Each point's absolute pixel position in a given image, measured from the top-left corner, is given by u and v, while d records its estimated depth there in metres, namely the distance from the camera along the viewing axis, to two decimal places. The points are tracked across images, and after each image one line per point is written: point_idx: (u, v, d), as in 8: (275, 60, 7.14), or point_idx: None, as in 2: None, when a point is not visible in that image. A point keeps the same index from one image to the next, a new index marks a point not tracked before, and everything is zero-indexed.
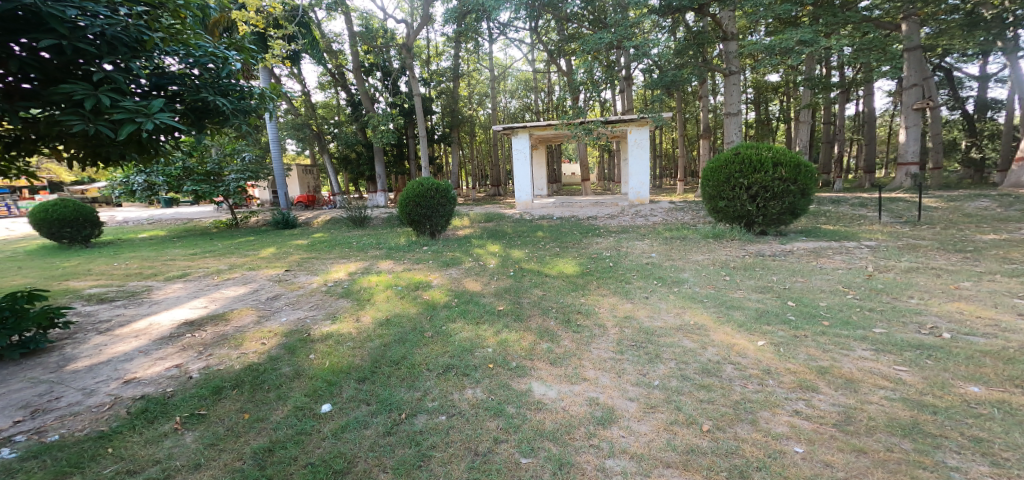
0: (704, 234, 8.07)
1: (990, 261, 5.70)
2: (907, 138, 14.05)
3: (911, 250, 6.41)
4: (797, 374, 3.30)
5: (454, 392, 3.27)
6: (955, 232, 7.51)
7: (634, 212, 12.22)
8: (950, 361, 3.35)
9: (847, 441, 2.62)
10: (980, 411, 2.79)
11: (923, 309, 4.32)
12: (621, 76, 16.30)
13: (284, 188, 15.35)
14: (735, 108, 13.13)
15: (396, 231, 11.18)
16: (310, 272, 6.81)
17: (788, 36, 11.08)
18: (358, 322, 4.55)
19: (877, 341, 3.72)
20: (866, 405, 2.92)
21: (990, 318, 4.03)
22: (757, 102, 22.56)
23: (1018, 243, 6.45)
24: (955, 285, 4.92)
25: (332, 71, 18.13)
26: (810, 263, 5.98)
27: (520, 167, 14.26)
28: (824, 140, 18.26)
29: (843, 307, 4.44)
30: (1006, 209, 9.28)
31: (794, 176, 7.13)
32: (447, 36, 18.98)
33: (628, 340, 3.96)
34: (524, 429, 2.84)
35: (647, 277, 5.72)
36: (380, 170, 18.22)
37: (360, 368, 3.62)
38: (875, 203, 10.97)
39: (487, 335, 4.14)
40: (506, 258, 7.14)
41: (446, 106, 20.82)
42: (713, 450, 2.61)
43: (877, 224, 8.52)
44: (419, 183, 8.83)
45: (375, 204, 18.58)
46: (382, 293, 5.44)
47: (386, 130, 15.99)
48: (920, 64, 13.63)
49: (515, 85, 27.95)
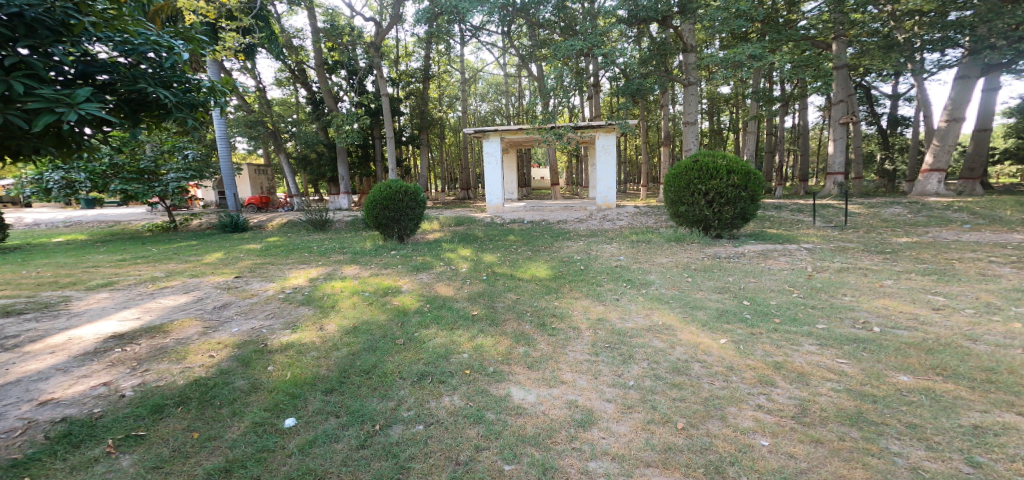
0: (667, 238, 8.44)
1: (906, 261, 6.39)
2: (835, 150, 15.35)
3: (842, 252, 7.04)
4: (757, 370, 3.53)
5: (431, 400, 3.22)
6: (876, 235, 8.34)
7: (601, 216, 12.53)
8: (882, 354, 3.72)
9: (805, 432, 2.82)
10: (911, 399, 3.10)
11: (856, 305, 4.76)
12: (590, 84, 16.67)
13: (233, 189, 14.29)
14: (693, 118, 13.79)
15: (360, 234, 10.83)
16: (265, 278, 6.42)
17: (741, 50, 11.72)
18: (323, 331, 4.34)
19: (820, 336, 4.06)
20: (818, 396, 3.18)
21: (910, 313, 4.52)
22: (711, 112, 23.88)
23: (927, 246, 7.26)
24: (880, 282, 5.47)
25: (292, 68, 17.23)
26: (760, 265, 6.40)
27: (491, 171, 14.21)
28: (767, 149, 19.60)
29: (790, 305, 4.81)
30: (916, 215, 10.42)
31: (744, 183, 7.62)
32: (417, 37, 18.55)
33: (602, 342, 4.06)
34: (506, 435, 2.86)
35: (616, 280, 5.88)
36: (343, 172, 17.42)
37: (327, 379, 3.46)
38: (810, 209, 11.90)
39: (461, 340, 4.08)
40: (478, 262, 7.07)
41: (414, 107, 20.50)
42: (688, 447, 2.73)
43: (813, 228, 9.27)
44: (388, 185, 8.64)
45: (338, 207, 17.73)
46: (349, 299, 5.23)
47: (351, 130, 15.08)
48: (846, 83, 15.02)
49: (484, 89, 27.92)
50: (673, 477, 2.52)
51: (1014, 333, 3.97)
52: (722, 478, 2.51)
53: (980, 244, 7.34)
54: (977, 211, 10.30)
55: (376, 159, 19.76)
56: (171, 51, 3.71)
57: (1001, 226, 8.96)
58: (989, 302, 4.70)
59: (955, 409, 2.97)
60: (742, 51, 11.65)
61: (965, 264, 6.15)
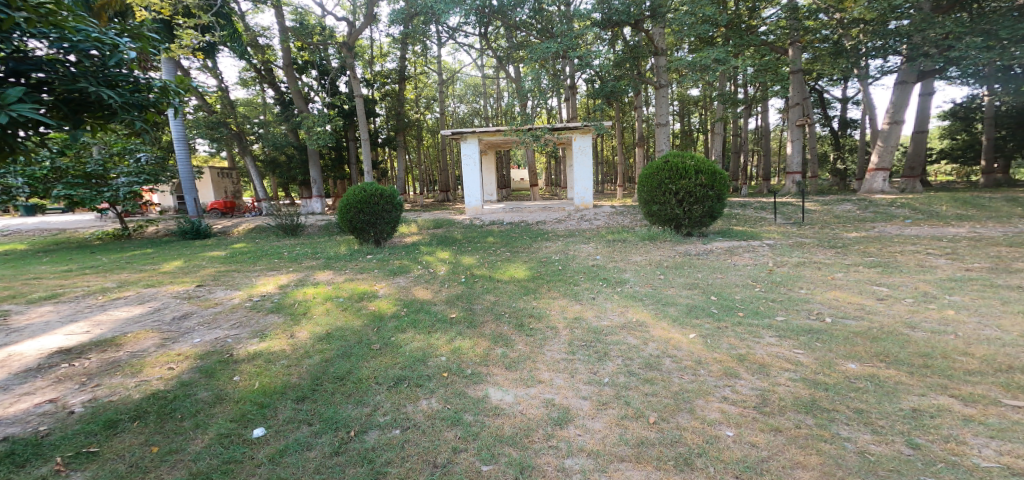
0: (640, 237, 8.62)
1: (855, 255, 6.79)
2: (792, 151, 16.04)
3: (800, 247, 7.40)
4: (723, 363, 3.66)
5: (407, 404, 3.16)
6: (831, 230, 8.80)
7: (579, 216, 12.67)
8: (834, 343, 3.93)
9: (766, 421, 2.94)
10: (858, 385, 3.28)
11: (811, 298, 5.01)
12: (566, 85, 16.80)
13: (192, 194, 13.51)
14: (665, 119, 13.93)
15: (332, 239, 10.53)
16: (230, 286, 6.14)
17: (707, 54, 12.19)
18: (293, 338, 4.19)
19: (779, 328, 4.26)
20: (777, 386, 3.32)
21: (857, 303, 4.81)
22: (682, 113, 24.48)
23: (874, 240, 7.74)
24: (833, 275, 5.78)
25: (258, 68, 16.58)
26: (726, 261, 6.64)
27: (469, 173, 14.09)
28: (733, 150, 20.40)
29: (753, 299, 5.01)
30: (864, 211, 11.07)
31: (712, 183, 7.88)
32: (392, 38, 18.23)
33: (579, 340, 4.10)
34: (483, 436, 2.84)
35: (592, 279, 5.96)
36: (315, 175, 16.92)
37: (298, 387, 3.34)
38: (772, 207, 12.44)
39: (439, 343, 4.03)
40: (456, 265, 7.00)
41: (391, 108, 20.26)
42: (660, 440, 2.79)
43: (775, 225, 9.70)
44: (363, 188, 8.41)
45: (310, 210, 17.25)
46: (321, 306, 5.08)
47: (322, 132, 14.34)
48: (801, 86, 15.52)
49: (462, 90, 27.41)
50: (646, 470, 2.57)
51: (948, 320, 4.28)
52: (689, 468, 2.58)
53: (920, 237, 7.87)
54: (917, 206, 11.06)
55: (351, 161, 19.22)
56: (116, 49, 3.42)
57: (938, 220, 9.67)
58: (926, 292, 5.04)
59: (897, 393, 3.15)
60: (708, 54, 12.11)
61: (907, 257, 6.59)
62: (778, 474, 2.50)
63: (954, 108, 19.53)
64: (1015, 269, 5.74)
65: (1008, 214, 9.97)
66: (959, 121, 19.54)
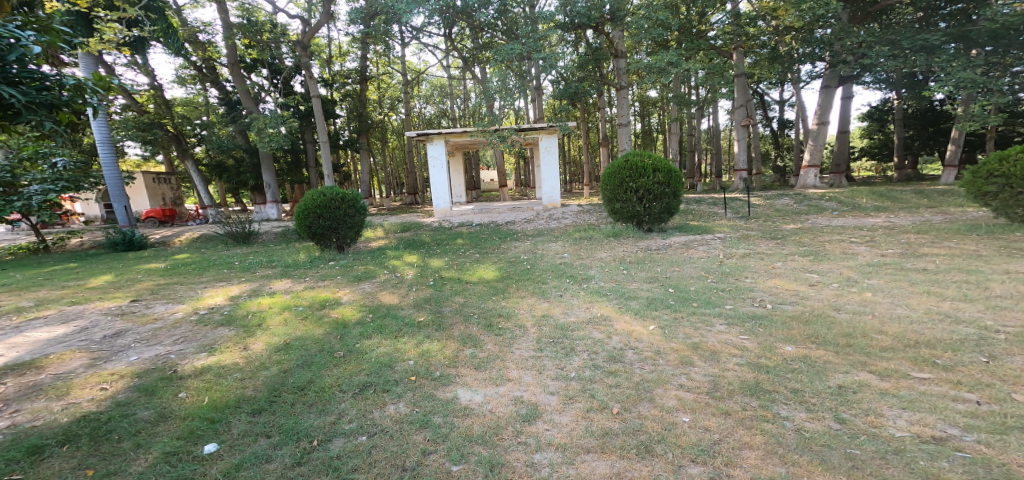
0: (605, 234, 8.85)
1: (793, 245, 7.31)
2: (738, 149, 16.85)
3: (746, 239, 7.87)
4: (679, 352, 3.83)
5: (373, 410, 3.08)
6: (773, 223, 9.41)
7: (547, 215, 12.79)
8: (774, 328, 4.20)
9: (717, 406, 3.09)
10: (794, 366, 3.52)
11: (755, 286, 5.34)
12: (532, 86, 16.87)
13: (123, 201, 12.53)
14: (625, 119, 14.20)
15: (290, 246, 10.05)
16: (172, 299, 5.72)
17: (661, 57, 12.76)
18: (247, 351, 3.96)
19: (728, 315, 4.52)
20: (726, 372, 3.50)
21: (793, 290, 5.18)
22: (643, 115, 25.06)
23: (809, 231, 8.37)
24: (773, 264, 6.20)
25: (199, 65, 15.56)
26: (683, 254, 6.95)
27: (436, 174, 13.83)
28: (687, 150, 21.38)
29: (706, 289, 5.28)
30: (800, 204, 11.95)
31: (668, 180, 8.21)
32: (352, 36, 17.56)
33: (547, 337, 4.15)
34: (452, 437, 2.82)
35: (560, 277, 6.05)
36: (269, 179, 15.95)
37: (254, 400, 3.17)
38: (722, 202, 13.13)
39: (406, 348, 3.95)
40: (424, 268, 6.87)
41: (351, 110, 19.54)
42: (623, 430, 2.88)
43: (725, 220, 10.24)
44: (321, 193, 8.07)
45: (265, 216, 16.33)
46: (279, 316, 4.83)
47: (275, 134, 13.50)
48: (745, 89, 16.00)
49: (429, 91, 26.26)
50: (611, 460, 2.64)
51: (865, 301, 4.72)
52: (651, 455, 2.67)
53: (845, 227, 8.60)
54: (842, 200, 12.07)
55: (310, 164, 18.34)
56: (18, 43, 2.94)
57: (860, 212, 10.62)
58: (849, 277, 5.52)
59: (826, 372, 3.42)
60: (663, 58, 12.67)
61: (834, 245, 7.18)
62: (728, 455, 2.64)
63: (871, 110, 21.51)
64: (921, 253, 6.40)
65: (918, 205, 11.10)
66: (875, 122, 21.55)
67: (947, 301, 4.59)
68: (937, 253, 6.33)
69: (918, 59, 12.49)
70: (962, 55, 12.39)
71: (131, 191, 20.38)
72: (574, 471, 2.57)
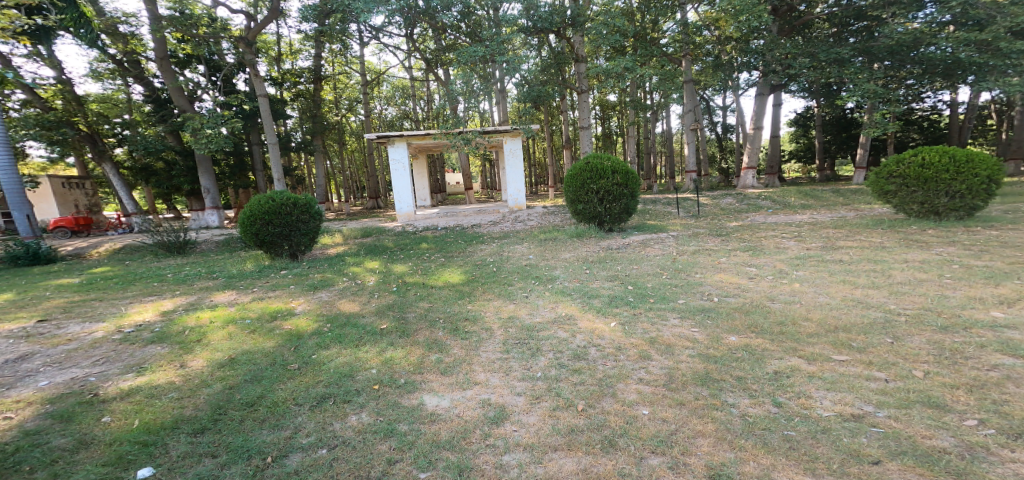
0: (570, 234, 9.04)
1: (737, 241, 7.74)
2: (688, 152, 17.59)
3: (697, 237, 8.26)
4: (637, 347, 3.99)
5: (334, 422, 3.02)
6: (719, 221, 9.92)
7: (513, 217, 12.87)
8: (721, 319, 4.45)
9: (673, 397, 3.25)
10: (736, 355, 3.76)
11: (704, 281, 5.63)
12: (497, 89, 16.97)
13: (24, 210, 11.55)
14: (587, 122, 14.47)
15: (235, 255, 9.59)
16: (89, 318, 5.30)
17: (618, 63, 13.23)
18: (185, 369, 3.77)
19: (681, 309, 4.75)
20: (680, 363, 3.69)
21: (736, 283, 5.50)
22: (603, 117, 25.61)
23: (750, 228, 8.90)
24: (719, 260, 6.56)
25: (119, 59, 14.50)
26: (641, 253, 7.21)
27: (399, 178, 13.59)
28: (643, 152, 22.13)
29: (661, 285, 5.52)
30: (741, 203, 12.66)
31: (626, 182, 8.51)
32: (304, 34, 17.05)
33: (513, 339, 4.21)
34: (419, 444, 2.82)
35: (526, 278, 6.12)
36: (207, 184, 15.08)
37: (195, 419, 3.04)
38: (674, 202, 13.69)
39: (368, 356, 3.89)
40: (387, 274, 6.76)
41: (304, 110, 18.88)
42: (588, 426, 2.97)
43: (680, 218, 10.69)
44: (270, 197, 7.80)
45: (205, 224, 15.46)
46: (222, 330, 4.61)
47: (215, 135, 12.75)
48: (693, 96, 16.86)
49: (390, 92, 25.67)
50: (578, 456, 2.72)
51: (794, 291, 5.09)
52: (614, 449, 2.77)
53: (776, 223, 9.24)
54: (774, 199, 12.88)
55: (257, 167, 17.49)
56: None
57: (790, 209, 11.44)
58: (781, 269, 5.93)
59: (764, 359, 3.67)
60: (619, 64, 13.14)
61: (771, 241, 7.68)
62: (684, 444, 2.78)
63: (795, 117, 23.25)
64: (836, 246, 6.97)
65: (834, 202, 12.08)
66: (800, 127, 23.30)
67: (859, 288, 5.04)
68: (849, 245, 6.93)
69: (831, 72, 13.78)
70: (866, 68, 13.72)
71: (35, 198, 18.91)
72: (543, 470, 2.63)
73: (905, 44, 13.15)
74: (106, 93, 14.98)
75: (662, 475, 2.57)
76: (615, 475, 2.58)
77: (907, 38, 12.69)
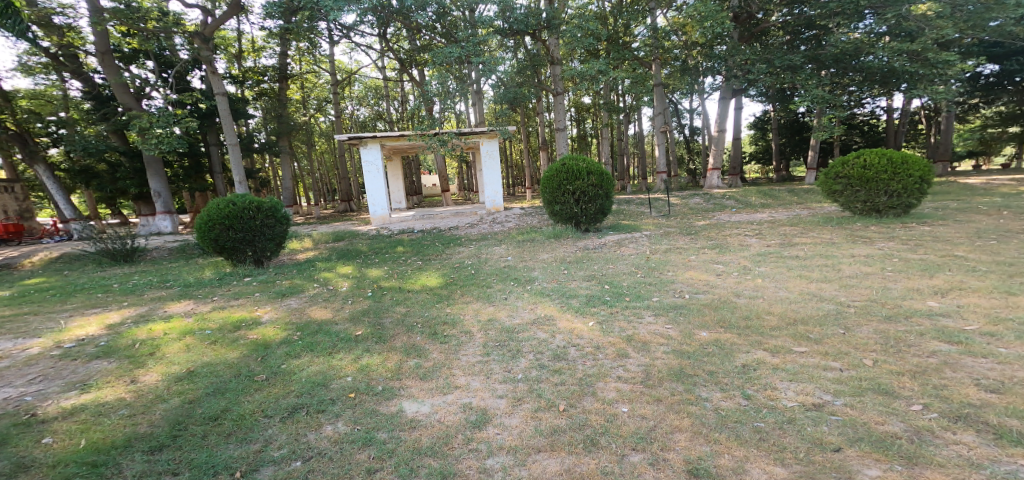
0: (547, 235, 9.10)
1: (706, 239, 7.94)
2: (659, 154, 17.88)
3: (670, 236, 8.44)
4: (615, 345, 4.05)
5: (308, 433, 2.97)
6: (689, 220, 10.16)
7: (491, 219, 12.86)
8: (693, 315, 4.56)
9: (650, 393, 3.31)
10: (708, 350, 3.86)
11: (676, 279, 5.75)
12: (473, 90, 16.94)
13: None
14: (562, 124, 14.59)
15: (194, 263, 9.27)
16: (24, 334, 5.01)
17: (592, 65, 13.38)
18: (136, 384, 3.64)
19: (655, 307, 4.85)
20: (656, 360, 3.76)
21: (706, 280, 5.65)
22: (579, 119, 25.89)
23: (718, 226, 9.14)
24: (690, 258, 6.71)
25: (54, 53, 13.73)
26: (616, 252, 7.32)
27: (373, 180, 13.40)
28: (616, 153, 22.44)
29: (637, 284, 5.62)
30: (709, 202, 12.99)
31: (601, 183, 8.62)
32: (268, 31, 16.62)
33: (493, 341, 4.21)
34: (399, 451, 2.80)
35: (505, 280, 6.13)
36: (157, 187, 14.35)
37: (150, 436, 2.95)
38: (645, 203, 13.92)
39: (343, 364, 3.83)
40: (361, 279, 6.67)
41: (270, 110, 18.27)
42: (570, 426, 3.00)
43: (653, 218, 10.90)
44: (232, 202, 7.59)
45: (155, 229, 14.62)
46: (178, 342, 4.46)
47: (167, 134, 11.63)
48: (663, 99, 17.18)
49: (362, 92, 25.27)
50: (561, 457, 2.75)
51: (758, 286, 5.26)
52: (596, 448, 2.80)
53: (741, 222, 9.53)
54: (739, 198, 13.26)
55: (215, 169, 16.88)
56: None
57: (753, 208, 11.81)
58: (745, 265, 6.13)
59: (733, 353, 3.78)
60: (593, 67, 13.28)
61: (736, 238, 7.92)
62: (663, 440, 2.84)
63: (755, 121, 24.09)
64: (795, 242, 7.23)
65: (791, 201, 12.54)
66: (760, 129, 24.16)
67: (815, 282, 5.25)
68: (806, 242, 7.20)
69: (787, 77, 14.32)
70: (816, 75, 14.41)
71: None
72: (526, 472, 2.65)
73: (848, 53, 13.86)
74: (38, 89, 14.31)
75: (642, 472, 2.62)
76: (597, 474, 2.62)
77: (849, 47, 13.33)
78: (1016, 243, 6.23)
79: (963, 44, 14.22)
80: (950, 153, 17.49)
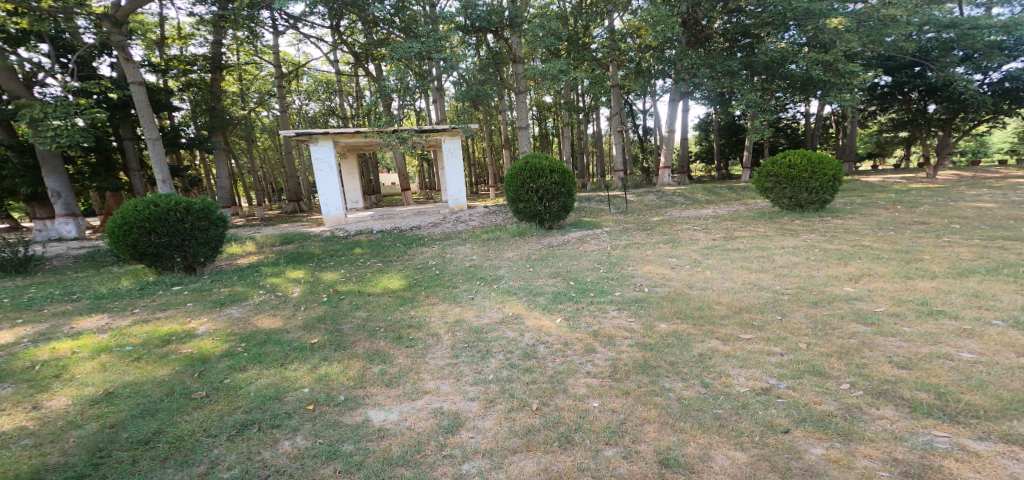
0: (511, 233, 9.10)
1: (658, 235, 8.25)
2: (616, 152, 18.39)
3: (628, 231, 8.70)
4: (583, 341, 4.12)
5: (262, 451, 2.80)
6: (644, 216, 10.50)
7: (454, 218, 12.67)
8: (650, 308, 4.73)
9: (618, 387, 3.39)
10: (668, 341, 4.00)
11: (635, 273, 5.93)
12: (434, 87, 16.66)
13: None
14: (525, 123, 14.73)
15: (110, 272, 8.43)
16: None
17: (554, 65, 13.52)
18: (40, 410, 3.28)
19: (618, 301, 4.98)
20: (622, 354, 3.86)
21: (662, 273, 5.87)
22: (540, 118, 26.30)
23: (671, 222, 9.52)
24: (647, 253, 6.94)
25: None
26: (579, 248, 7.44)
27: (324, 179, 12.85)
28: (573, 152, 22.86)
29: (600, 279, 5.73)
30: (660, 199, 13.53)
31: (563, 180, 8.77)
32: (197, 17, 15.32)
33: (461, 343, 4.15)
34: (369, 464, 2.69)
35: (471, 280, 6.07)
36: (56, 187, 12.90)
37: (64, 468, 2.68)
38: (601, 200, 14.27)
39: (298, 375, 3.64)
40: (314, 284, 6.36)
41: (201, 102, 16.88)
42: (544, 425, 3.01)
43: (612, 215, 11.18)
44: (159, 201, 7.02)
45: (56, 235, 13.20)
46: (92, 360, 4.05)
47: (62, 128, 10.17)
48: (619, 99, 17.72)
49: (312, 86, 23.99)
50: (537, 456, 2.75)
51: (707, 278, 5.53)
52: (570, 444, 2.83)
53: (691, 217, 9.98)
54: (687, 195, 13.90)
55: (130, 166, 15.62)
56: None
57: (699, 204, 12.43)
58: (695, 259, 6.42)
59: (690, 343, 3.95)
60: (555, 66, 13.44)
61: (687, 232, 8.29)
62: (633, 432, 2.92)
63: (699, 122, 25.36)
64: (735, 235, 7.68)
65: (729, 198, 13.30)
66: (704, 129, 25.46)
67: (755, 272, 5.59)
68: (744, 235, 7.64)
69: (726, 81, 15.17)
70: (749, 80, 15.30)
71: None
72: (503, 474, 2.63)
73: (775, 61, 14.93)
74: None
75: (617, 465, 2.67)
76: (574, 471, 2.64)
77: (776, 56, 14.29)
78: (912, 233, 6.94)
79: (864, 57, 15.85)
80: (854, 154, 19.14)
